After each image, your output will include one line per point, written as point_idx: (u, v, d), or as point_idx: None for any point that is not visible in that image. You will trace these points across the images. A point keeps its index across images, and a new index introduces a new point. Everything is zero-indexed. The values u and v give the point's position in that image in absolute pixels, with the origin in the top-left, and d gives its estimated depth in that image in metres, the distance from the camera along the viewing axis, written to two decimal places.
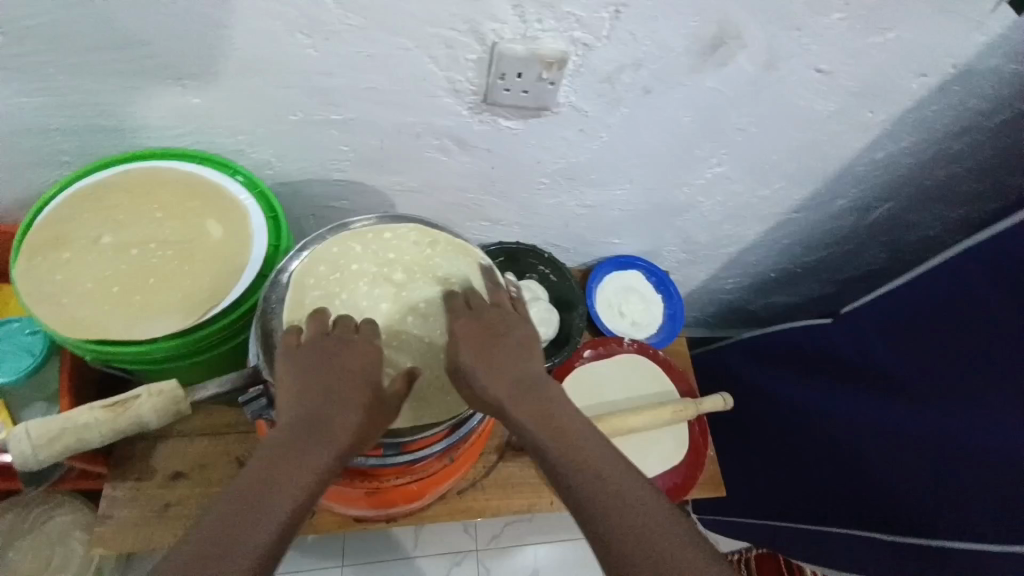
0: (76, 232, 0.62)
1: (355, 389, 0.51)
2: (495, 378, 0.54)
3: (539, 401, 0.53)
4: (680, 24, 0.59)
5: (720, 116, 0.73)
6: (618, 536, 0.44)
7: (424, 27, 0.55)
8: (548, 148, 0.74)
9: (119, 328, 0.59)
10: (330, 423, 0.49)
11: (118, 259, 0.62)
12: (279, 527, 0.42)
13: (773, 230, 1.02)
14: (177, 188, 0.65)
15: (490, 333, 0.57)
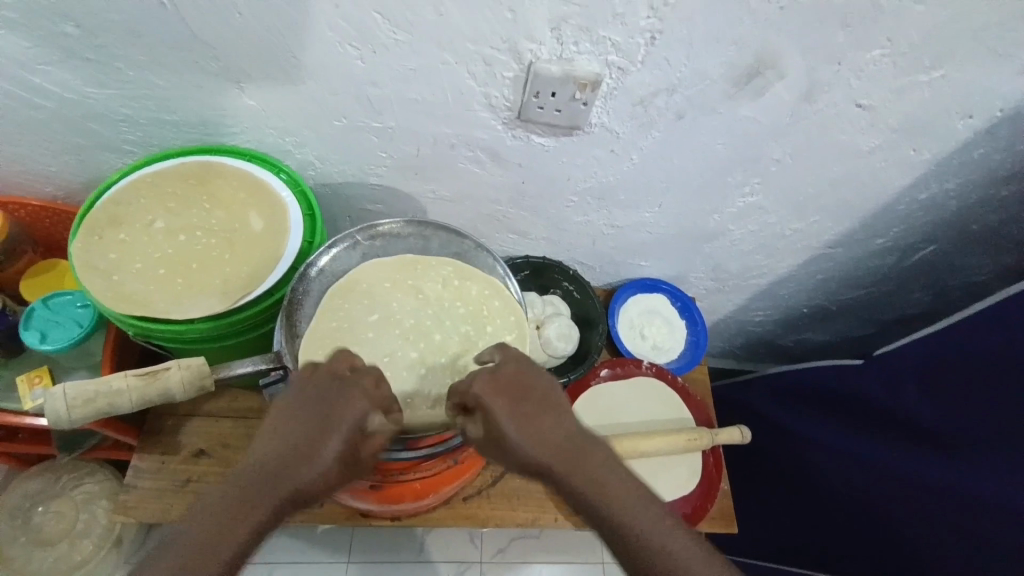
0: (131, 215, 0.67)
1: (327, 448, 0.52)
2: (520, 422, 0.53)
3: (570, 461, 0.52)
4: (715, 53, 0.59)
5: (754, 145, 0.72)
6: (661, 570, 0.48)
7: (465, 44, 0.58)
8: (579, 165, 0.75)
9: (159, 306, 0.63)
10: (297, 471, 0.51)
11: (167, 243, 0.67)
12: (231, 554, 0.47)
13: (806, 264, 1.00)
14: (227, 182, 0.69)
15: (511, 394, 0.55)
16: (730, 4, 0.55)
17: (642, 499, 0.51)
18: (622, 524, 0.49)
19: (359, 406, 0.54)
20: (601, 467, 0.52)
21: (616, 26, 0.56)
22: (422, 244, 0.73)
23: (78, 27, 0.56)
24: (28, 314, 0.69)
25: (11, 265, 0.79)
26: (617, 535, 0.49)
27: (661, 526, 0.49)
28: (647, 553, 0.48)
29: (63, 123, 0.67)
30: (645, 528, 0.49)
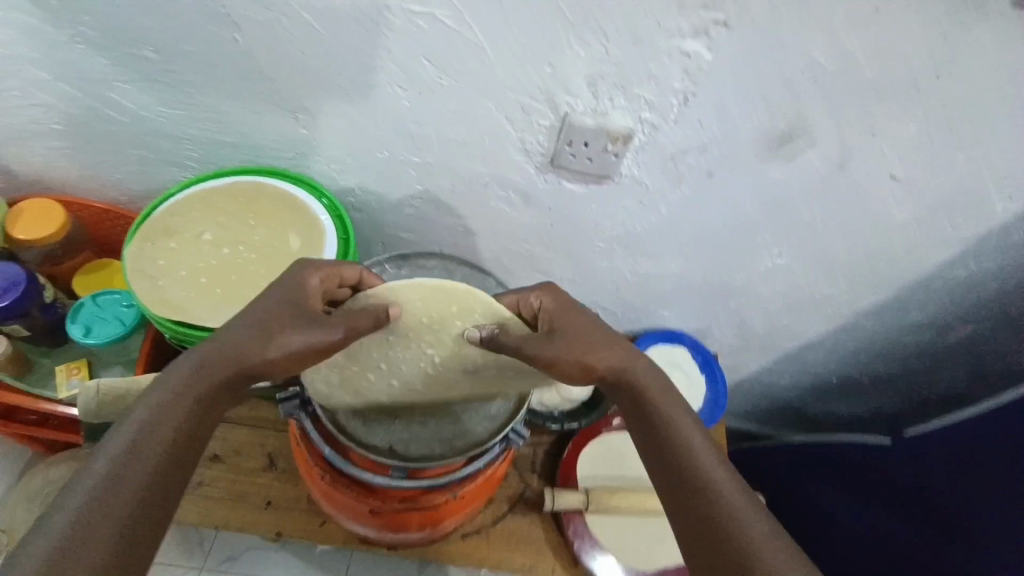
0: (182, 226, 0.72)
1: (278, 322, 0.52)
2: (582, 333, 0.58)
3: (654, 395, 0.54)
4: (750, 119, 0.60)
5: (785, 207, 0.73)
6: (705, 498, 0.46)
7: (505, 91, 0.61)
8: (607, 213, 0.77)
9: (197, 313, 0.67)
10: (261, 348, 0.50)
11: (212, 255, 0.71)
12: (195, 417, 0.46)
13: (837, 329, 0.98)
14: (272, 202, 0.73)
15: (577, 317, 0.60)
16: (766, 74, 0.56)
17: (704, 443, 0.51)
18: (689, 455, 0.49)
19: (305, 280, 0.57)
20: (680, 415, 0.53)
21: (651, 85, 0.58)
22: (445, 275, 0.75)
23: (158, 54, 0.62)
24: (76, 308, 0.73)
25: (68, 261, 0.85)
26: (679, 465, 0.49)
27: (720, 471, 0.48)
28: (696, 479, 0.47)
29: (132, 135, 0.73)
30: (717, 470, 0.48)
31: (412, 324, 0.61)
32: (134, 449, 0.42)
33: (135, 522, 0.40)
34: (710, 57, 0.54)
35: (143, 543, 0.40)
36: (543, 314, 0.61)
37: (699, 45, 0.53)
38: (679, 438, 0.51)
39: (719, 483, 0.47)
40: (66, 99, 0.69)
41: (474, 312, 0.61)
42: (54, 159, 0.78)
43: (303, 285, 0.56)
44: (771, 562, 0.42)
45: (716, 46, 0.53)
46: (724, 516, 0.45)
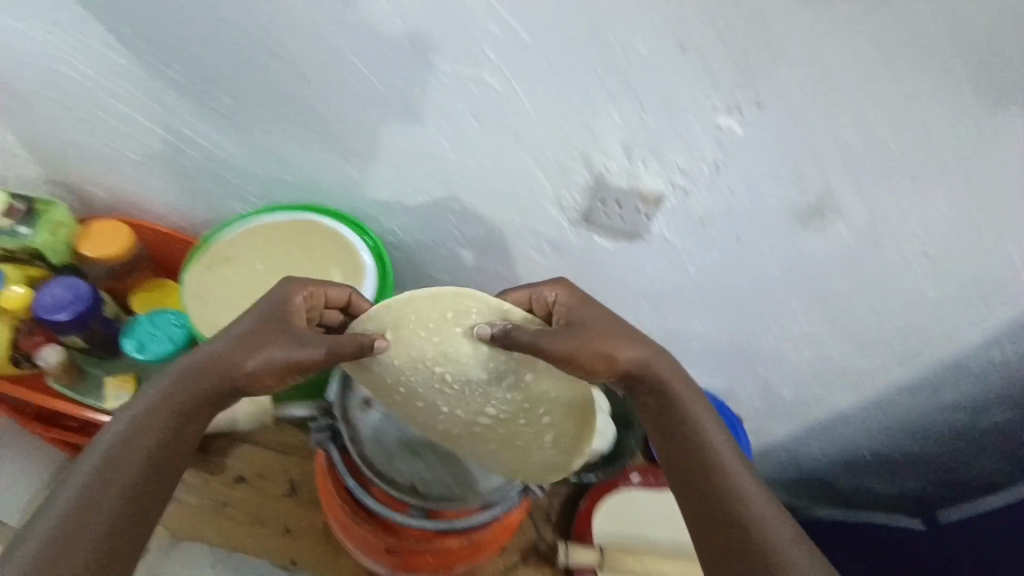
0: (239, 255, 0.79)
1: (261, 335, 0.57)
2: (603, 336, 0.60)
3: (681, 398, 0.60)
4: (780, 191, 0.62)
5: (814, 275, 0.73)
6: (731, 498, 0.54)
7: (546, 150, 0.65)
8: (635, 269, 0.79)
9: None
10: (241, 360, 0.56)
11: (260, 285, 0.78)
12: (171, 427, 0.53)
13: (868, 400, 0.95)
14: (321, 241, 0.79)
15: (596, 316, 0.64)
16: (797, 150, 0.58)
17: (722, 445, 0.58)
18: (714, 460, 0.57)
19: (286, 299, 0.62)
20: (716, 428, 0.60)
21: (683, 153, 0.61)
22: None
23: (232, 100, 0.68)
24: (134, 322, 0.79)
25: (129, 279, 0.90)
26: (705, 467, 0.57)
27: (738, 473, 0.56)
28: (720, 481, 0.55)
29: (200, 167, 0.80)
30: (737, 472, 0.56)
31: (413, 341, 0.58)
32: (119, 455, 0.50)
33: (123, 524, 0.48)
34: (741, 131, 0.57)
35: (134, 541, 0.49)
36: (559, 309, 0.65)
37: (731, 119, 0.56)
38: (704, 443, 0.58)
39: (741, 484, 0.55)
40: (147, 132, 0.76)
41: (470, 314, 0.59)
42: (128, 182, 0.86)
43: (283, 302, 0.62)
44: (787, 553, 0.50)
45: (748, 122, 0.56)
46: (747, 515, 0.52)
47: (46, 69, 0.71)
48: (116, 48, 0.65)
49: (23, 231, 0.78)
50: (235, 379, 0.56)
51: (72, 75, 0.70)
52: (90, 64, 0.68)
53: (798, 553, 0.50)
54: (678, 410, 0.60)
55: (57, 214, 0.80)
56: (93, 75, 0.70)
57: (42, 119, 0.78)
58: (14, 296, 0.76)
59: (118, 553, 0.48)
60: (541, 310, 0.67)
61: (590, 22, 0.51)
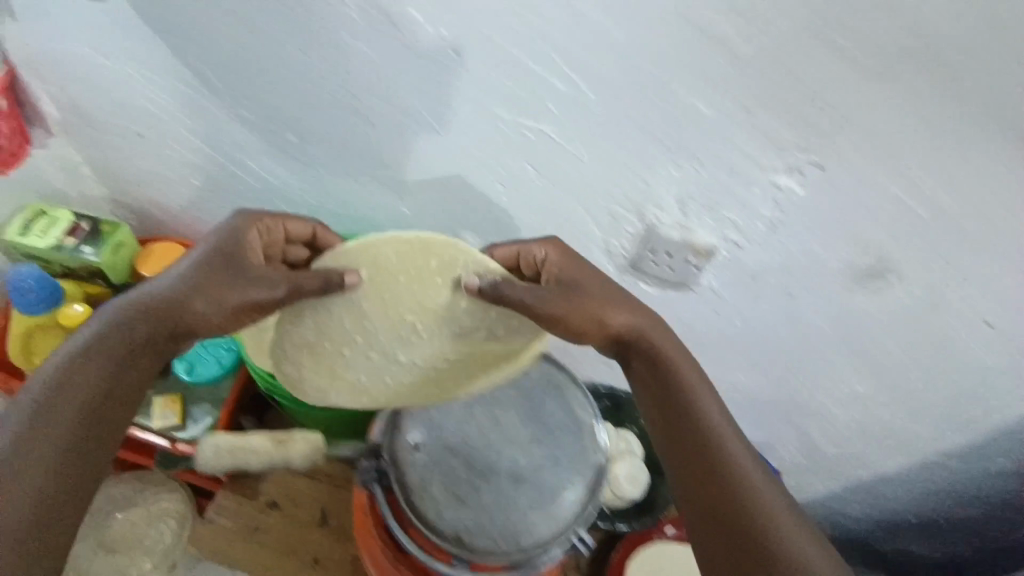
0: None
1: (212, 277, 0.57)
2: (570, 295, 0.61)
3: (679, 370, 0.61)
4: (835, 251, 0.62)
5: (866, 335, 0.72)
6: (735, 476, 0.55)
7: (598, 199, 0.66)
8: (680, 318, 0.78)
9: None
10: (188, 307, 0.56)
11: None
12: (112, 367, 0.54)
13: (912, 461, 0.92)
14: None
15: (574, 271, 0.64)
16: (856, 214, 0.57)
17: (721, 420, 0.59)
18: (717, 436, 0.57)
19: (241, 235, 0.61)
20: (711, 404, 0.59)
21: (739, 210, 0.60)
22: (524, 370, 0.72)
23: (296, 138, 0.70)
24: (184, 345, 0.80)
25: None
26: (708, 442, 0.57)
27: (738, 450, 0.57)
28: (725, 458, 0.56)
29: (258, 197, 0.82)
30: (737, 449, 0.57)
31: (391, 285, 0.62)
32: (59, 393, 0.52)
33: (60, 471, 0.50)
34: (801, 191, 0.57)
35: (70, 492, 0.50)
36: (548, 269, 0.63)
37: (792, 180, 0.56)
38: (706, 417, 0.58)
39: (741, 460, 0.56)
40: (211, 161, 0.79)
41: (456, 265, 0.62)
42: (187, 206, 0.89)
43: (239, 238, 0.61)
44: (789, 528, 0.52)
45: (809, 184, 0.56)
46: (750, 492, 0.54)
47: (125, 99, 0.74)
48: (192, 85, 0.68)
49: (86, 252, 0.79)
50: (182, 322, 0.56)
51: (148, 105, 0.74)
52: (166, 97, 0.71)
53: (798, 528, 0.52)
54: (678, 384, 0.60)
55: (120, 236, 0.81)
56: (168, 107, 0.73)
57: (115, 144, 0.82)
58: (71, 314, 0.77)
59: (57, 502, 0.49)
60: (528, 269, 0.65)
61: (655, 83, 0.52)
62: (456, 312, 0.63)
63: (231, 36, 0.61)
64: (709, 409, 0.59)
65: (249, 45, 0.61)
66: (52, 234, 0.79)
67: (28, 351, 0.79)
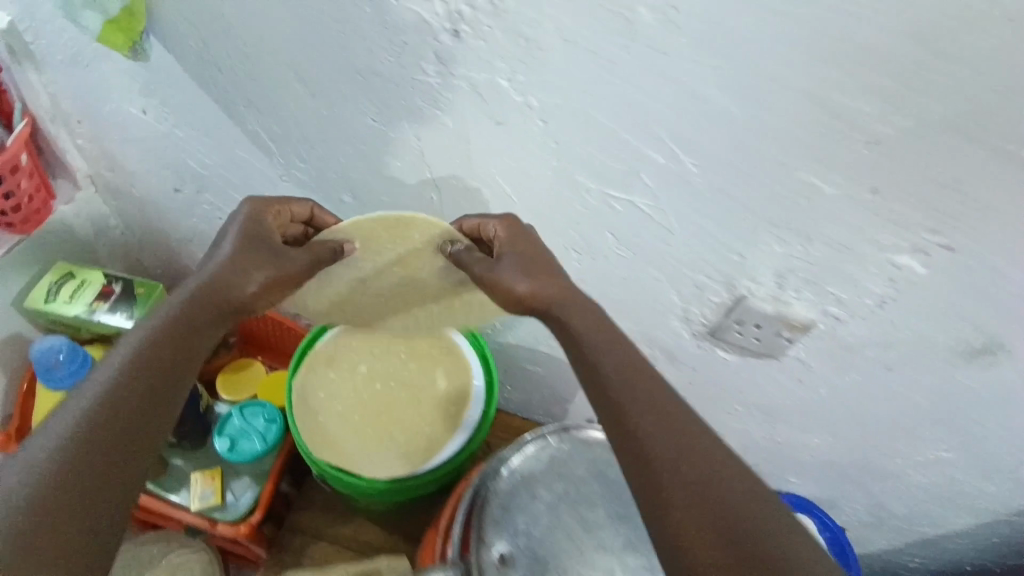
0: (343, 355, 0.74)
1: (249, 257, 0.53)
2: (519, 269, 0.53)
3: (603, 337, 0.50)
4: (949, 329, 0.57)
5: (967, 407, 0.66)
6: (662, 450, 0.43)
7: (683, 270, 0.60)
8: (756, 383, 0.73)
9: (357, 457, 0.69)
10: (235, 289, 0.51)
11: (365, 389, 0.72)
12: (163, 359, 0.49)
13: (995, 529, 0.86)
14: (427, 341, 0.75)
15: (523, 243, 0.55)
16: (982, 294, 0.52)
17: (655, 383, 0.48)
18: (645, 405, 0.46)
19: (256, 220, 0.55)
20: (608, 339, 0.50)
21: (847, 285, 0.55)
22: (605, 457, 0.65)
23: (351, 199, 0.65)
24: (226, 419, 0.76)
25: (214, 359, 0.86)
26: (630, 414, 0.46)
27: (676, 420, 0.45)
28: (649, 430, 0.45)
29: None
30: (667, 413, 0.46)
31: (381, 254, 0.60)
32: (110, 396, 0.46)
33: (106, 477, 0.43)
34: (923, 272, 0.52)
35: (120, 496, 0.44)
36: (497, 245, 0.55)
37: (913, 259, 0.51)
38: (625, 386, 0.47)
39: (677, 428, 0.45)
40: None
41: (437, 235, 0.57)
42: None
43: (260, 221, 0.55)
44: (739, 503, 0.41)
45: (933, 264, 0.51)
46: (679, 462, 0.43)
47: (162, 154, 0.68)
48: (241, 143, 0.63)
49: (119, 317, 0.76)
50: (226, 306, 0.51)
51: (188, 161, 0.68)
52: (209, 153, 0.66)
53: (745, 500, 0.41)
54: (604, 355, 0.49)
55: (157, 298, 0.78)
56: (210, 163, 0.67)
57: (148, 197, 0.76)
58: None
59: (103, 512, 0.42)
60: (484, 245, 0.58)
61: (773, 160, 0.47)
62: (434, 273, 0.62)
63: (288, 97, 0.55)
64: (603, 343, 0.50)
65: (308, 107, 0.56)
66: (82, 299, 0.75)
67: None
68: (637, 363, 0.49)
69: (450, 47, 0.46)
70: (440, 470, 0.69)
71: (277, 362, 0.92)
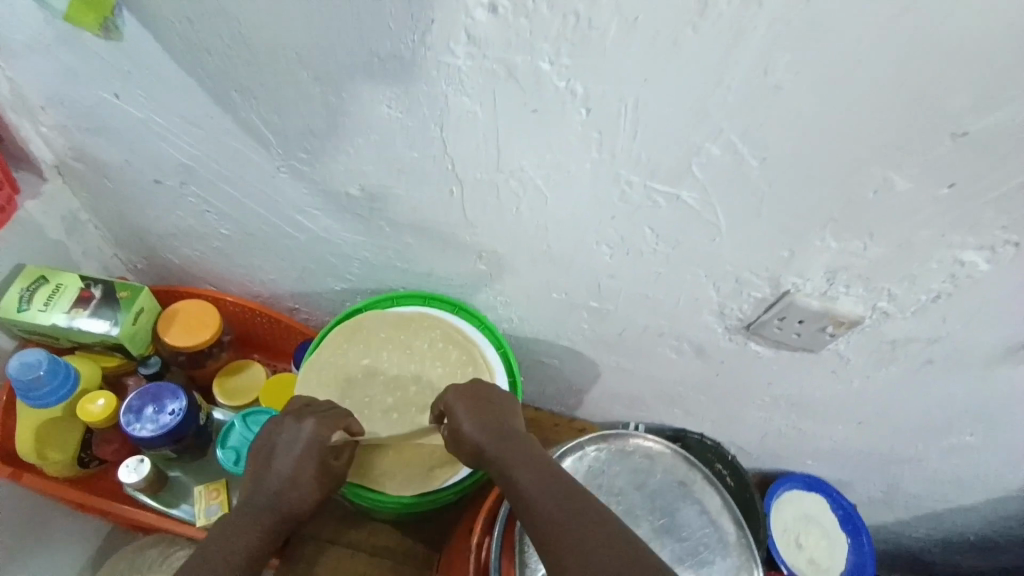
0: (359, 358, 0.70)
1: (304, 466, 0.58)
2: (472, 423, 0.57)
3: (521, 460, 0.52)
4: (998, 323, 0.54)
5: (1000, 397, 0.65)
6: (581, 548, 0.43)
7: (724, 266, 0.56)
8: (787, 376, 0.70)
9: (380, 471, 0.65)
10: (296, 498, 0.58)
11: (385, 397, 0.68)
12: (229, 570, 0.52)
13: (1006, 506, 0.86)
14: (447, 340, 0.70)
15: (476, 398, 0.60)
16: None
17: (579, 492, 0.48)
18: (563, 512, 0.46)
19: (325, 433, 0.60)
20: (530, 463, 0.52)
21: (902, 282, 0.52)
22: (645, 466, 0.61)
23: (359, 191, 0.58)
24: (228, 429, 0.71)
25: (210, 362, 0.80)
26: (549, 522, 0.46)
27: (602, 523, 0.45)
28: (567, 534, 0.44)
29: (303, 250, 0.70)
30: (589, 513, 0.46)
31: (400, 335, 0.70)
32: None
33: None
34: (985, 268, 0.48)
35: None
36: (445, 405, 0.61)
37: (978, 256, 0.47)
38: (535, 498, 0.48)
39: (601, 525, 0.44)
40: (248, 214, 0.66)
41: (450, 331, 0.70)
42: (211, 255, 0.76)
43: (322, 436, 0.60)
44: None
45: (999, 260, 0.47)
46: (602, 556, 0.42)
47: (142, 144, 0.61)
48: (235, 134, 0.56)
49: (102, 323, 0.70)
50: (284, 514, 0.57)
51: (173, 153, 0.60)
52: (196, 143, 0.58)
53: None
54: (520, 474, 0.50)
55: (142, 302, 0.73)
56: (197, 154, 0.60)
57: (125, 191, 0.68)
58: (88, 403, 0.68)
59: None
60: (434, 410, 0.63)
61: (846, 155, 0.42)
62: (433, 355, 0.70)
63: (290, 83, 0.48)
64: (525, 470, 0.51)
65: (314, 93, 0.49)
66: (58, 306, 0.69)
67: (41, 444, 0.69)
68: (561, 481, 0.49)
69: (486, 25, 0.40)
70: (462, 483, 0.65)
71: (275, 361, 0.88)
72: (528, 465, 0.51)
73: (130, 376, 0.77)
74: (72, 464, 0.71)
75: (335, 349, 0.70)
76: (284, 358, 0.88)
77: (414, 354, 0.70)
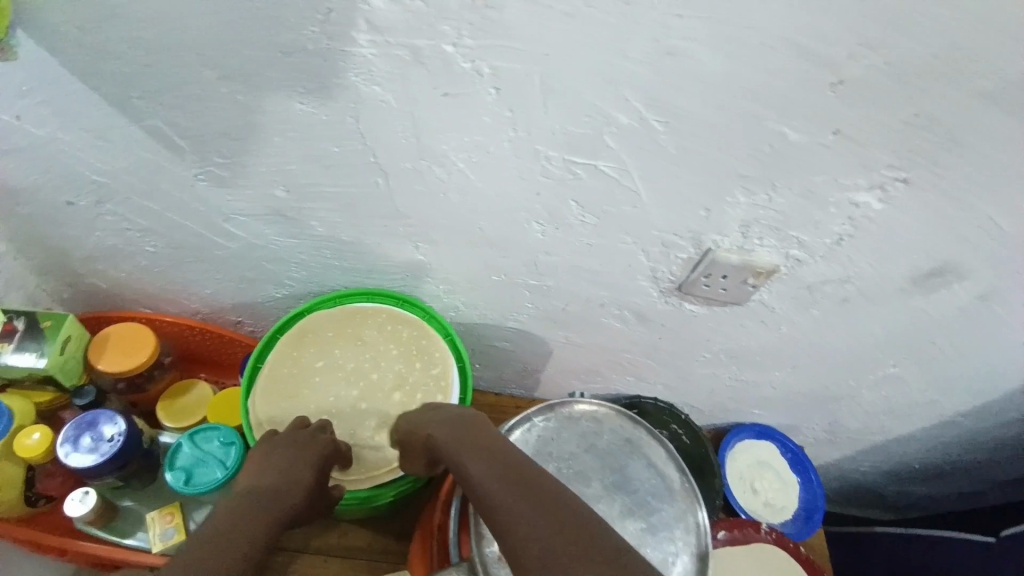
0: (312, 362, 0.70)
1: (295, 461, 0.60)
2: (428, 422, 0.61)
3: (467, 443, 0.55)
4: (901, 258, 0.59)
5: (913, 327, 0.70)
6: (515, 511, 0.46)
7: (649, 230, 0.58)
8: (723, 331, 0.74)
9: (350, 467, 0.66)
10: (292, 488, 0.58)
11: (349, 393, 0.69)
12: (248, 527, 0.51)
13: (935, 429, 0.93)
14: (396, 324, 0.72)
15: (434, 407, 0.64)
16: (938, 222, 0.54)
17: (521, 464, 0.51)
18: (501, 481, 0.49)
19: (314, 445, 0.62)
20: (474, 448, 0.54)
21: (808, 229, 0.56)
22: (593, 430, 0.64)
23: (285, 191, 0.58)
24: (176, 451, 0.69)
25: (151, 385, 0.78)
26: (485, 493, 0.49)
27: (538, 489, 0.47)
28: (504, 500, 0.47)
29: (237, 259, 0.69)
30: (526, 481, 0.48)
31: (350, 331, 0.72)
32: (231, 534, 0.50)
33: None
34: (879, 206, 0.53)
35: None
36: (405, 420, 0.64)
37: (871, 196, 0.52)
38: (477, 474, 0.51)
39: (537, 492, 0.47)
40: (172, 226, 0.65)
41: (398, 317, 0.72)
42: (140, 274, 0.73)
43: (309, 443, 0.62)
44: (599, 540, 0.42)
45: (890, 199, 0.52)
46: (531, 517, 0.45)
47: (47, 164, 0.58)
48: (146, 143, 0.54)
49: (28, 356, 0.67)
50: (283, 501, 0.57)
51: (83, 170, 0.58)
52: (107, 158, 0.56)
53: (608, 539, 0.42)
54: (466, 457, 0.54)
55: (67, 330, 0.70)
56: (110, 169, 0.58)
57: (35, 217, 0.65)
58: (24, 442, 0.65)
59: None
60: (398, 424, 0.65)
61: (741, 112, 0.45)
62: (386, 342, 0.72)
63: (198, 84, 0.47)
64: (470, 453, 0.54)
65: (223, 93, 0.48)
66: None
67: None
68: (503, 459, 0.52)
69: (386, 11, 0.40)
70: None
71: (223, 376, 0.85)
72: (474, 448, 0.54)
73: (65, 409, 0.74)
74: (19, 503, 0.68)
75: (285, 359, 0.70)
76: (231, 373, 0.86)
77: (368, 345, 0.72)
